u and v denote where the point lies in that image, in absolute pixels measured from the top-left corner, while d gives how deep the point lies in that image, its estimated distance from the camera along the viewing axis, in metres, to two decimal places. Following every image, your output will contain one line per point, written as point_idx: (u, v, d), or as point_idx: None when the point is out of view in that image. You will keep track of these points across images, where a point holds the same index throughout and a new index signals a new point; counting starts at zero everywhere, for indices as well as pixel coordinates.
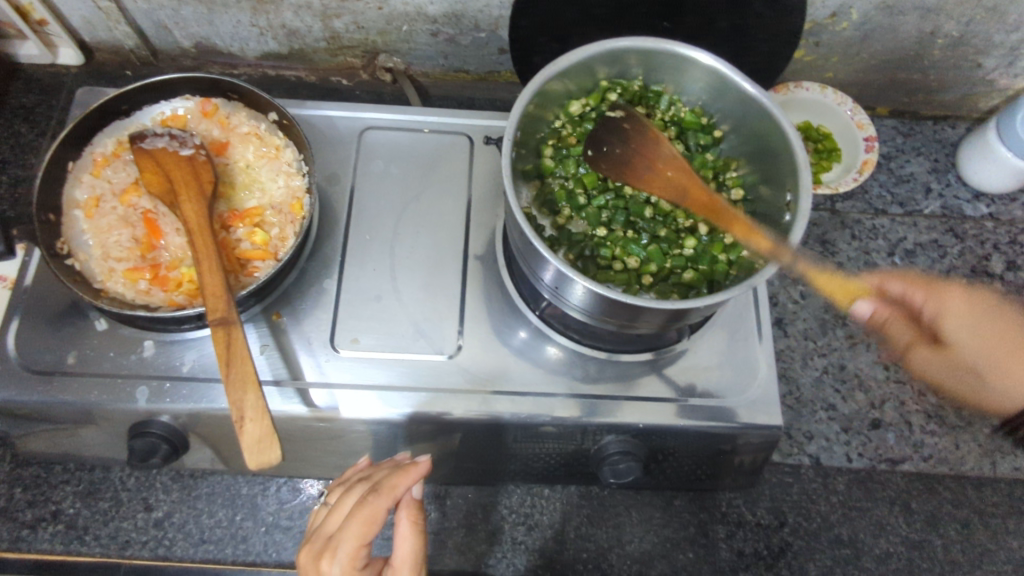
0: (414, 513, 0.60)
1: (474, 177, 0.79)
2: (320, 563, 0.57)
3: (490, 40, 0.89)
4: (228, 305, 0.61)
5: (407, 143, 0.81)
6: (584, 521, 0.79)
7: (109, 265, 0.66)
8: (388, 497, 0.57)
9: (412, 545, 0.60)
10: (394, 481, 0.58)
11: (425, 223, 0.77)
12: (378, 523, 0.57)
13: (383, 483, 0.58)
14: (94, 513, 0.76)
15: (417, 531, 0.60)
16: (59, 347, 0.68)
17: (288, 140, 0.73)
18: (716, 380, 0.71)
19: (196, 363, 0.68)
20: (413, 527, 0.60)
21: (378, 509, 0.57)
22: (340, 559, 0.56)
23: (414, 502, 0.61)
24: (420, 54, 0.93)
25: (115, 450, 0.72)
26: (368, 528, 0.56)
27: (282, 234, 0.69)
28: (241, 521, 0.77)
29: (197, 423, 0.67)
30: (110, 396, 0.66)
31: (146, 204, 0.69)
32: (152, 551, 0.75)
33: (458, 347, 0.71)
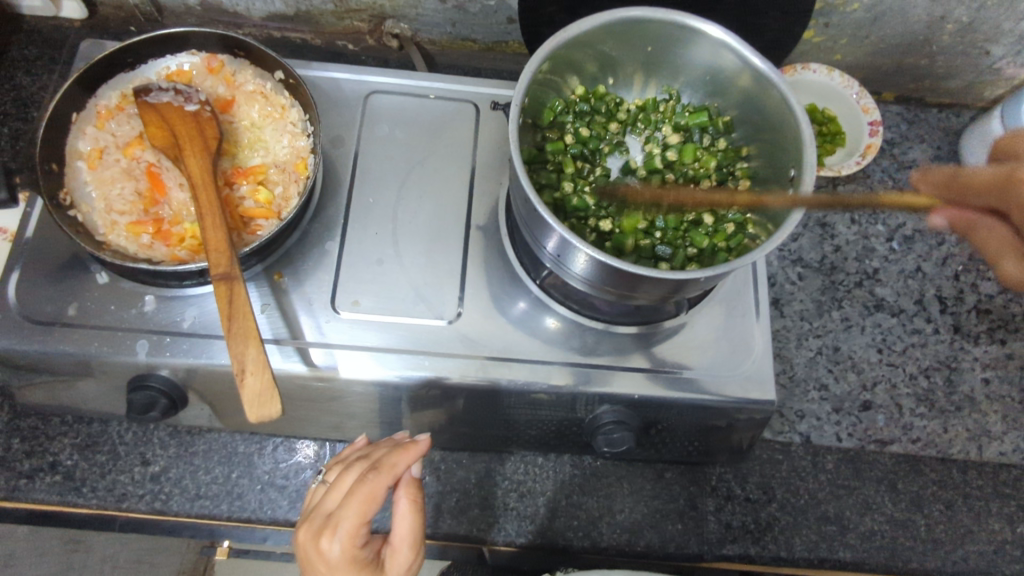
0: (414, 492, 0.61)
1: (479, 145, 0.79)
2: (321, 540, 0.57)
3: (499, 8, 0.89)
4: (230, 261, 0.61)
5: (413, 108, 0.80)
6: (576, 490, 0.80)
7: (111, 218, 0.65)
8: (388, 474, 0.58)
9: (411, 522, 0.60)
10: (394, 459, 0.59)
11: (429, 189, 0.77)
12: (378, 501, 0.57)
13: (383, 461, 0.59)
14: (91, 465, 0.76)
15: (417, 509, 0.60)
16: (60, 298, 0.68)
17: (294, 100, 0.72)
18: (712, 355, 0.72)
19: (197, 319, 0.68)
20: (413, 506, 0.60)
21: (377, 487, 0.57)
22: (340, 536, 0.56)
23: (413, 481, 0.61)
24: (428, 20, 0.92)
25: (113, 404, 0.73)
26: (369, 505, 0.57)
27: (285, 193, 0.69)
28: (238, 479, 0.77)
29: (196, 379, 0.68)
30: (110, 348, 0.66)
31: (150, 158, 0.69)
32: (148, 504, 0.76)
33: (458, 313, 0.71)
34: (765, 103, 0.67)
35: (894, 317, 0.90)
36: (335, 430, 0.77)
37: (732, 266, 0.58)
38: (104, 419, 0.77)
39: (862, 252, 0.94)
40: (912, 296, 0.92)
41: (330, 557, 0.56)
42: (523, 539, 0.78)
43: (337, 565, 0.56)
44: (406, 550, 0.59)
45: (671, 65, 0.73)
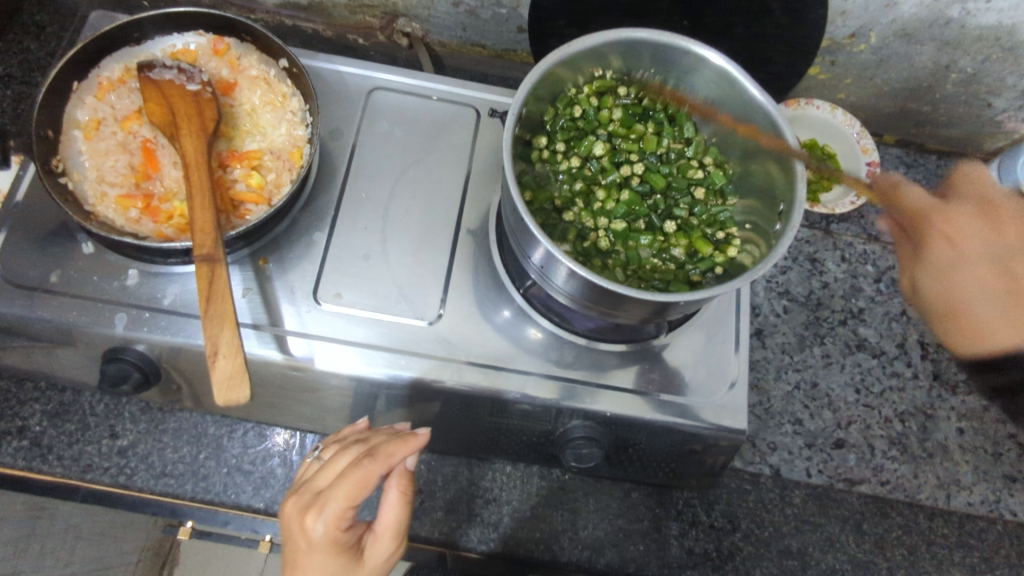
0: (405, 484, 0.60)
1: (476, 150, 0.80)
2: (306, 517, 0.57)
3: (510, 17, 0.89)
4: (214, 244, 0.61)
5: (414, 108, 0.81)
6: (542, 502, 0.80)
7: (102, 189, 0.66)
8: (383, 463, 0.57)
9: (396, 513, 0.60)
10: (391, 449, 0.58)
11: (422, 189, 0.77)
12: (370, 487, 0.57)
13: (380, 448, 0.58)
14: (60, 434, 0.76)
15: (404, 501, 0.60)
16: (43, 264, 0.68)
17: (296, 89, 0.73)
18: (688, 380, 0.72)
19: (177, 297, 0.68)
20: (401, 498, 0.60)
21: (371, 473, 0.57)
22: (326, 517, 0.56)
23: (406, 473, 0.61)
24: (439, 22, 0.93)
25: (88, 374, 0.73)
26: (359, 490, 0.56)
27: (278, 180, 0.70)
28: (204, 460, 0.77)
29: (171, 356, 0.68)
30: (89, 318, 0.66)
31: (147, 133, 0.69)
32: (113, 477, 0.75)
33: (439, 315, 0.72)
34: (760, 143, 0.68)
35: (874, 358, 0.91)
36: (308, 420, 0.77)
37: (713, 292, 0.58)
38: (78, 388, 0.78)
39: (849, 290, 0.94)
40: (895, 339, 0.92)
41: (312, 536, 0.56)
42: (485, 546, 0.78)
43: (319, 545, 0.56)
44: (393, 536, 0.59)
45: (672, 88, 0.74)
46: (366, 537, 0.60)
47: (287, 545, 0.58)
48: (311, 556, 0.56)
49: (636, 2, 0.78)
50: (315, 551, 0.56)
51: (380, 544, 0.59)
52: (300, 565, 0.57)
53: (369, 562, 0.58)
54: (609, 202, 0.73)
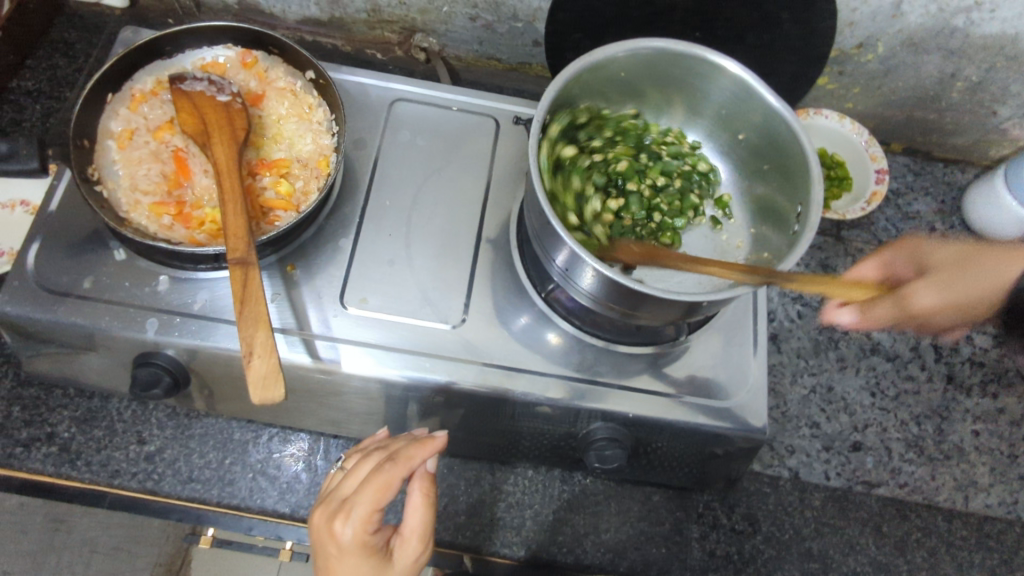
0: (427, 486, 0.61)
1: (496, 158, 0.81)
2: (333, 523, 0.56)
3: (527, 31, 0.92)
4: (247, 247, 0.62)
5: (434, 118, 0.83)
6: (563, 506, 0.81)
7: (135, 197, 0.67)
8: (405, 465, 0.58)
9: (423, 514, 0.60)
10: (412, 451, 0.59)
11: (444, 196, 0.79)
12: (393, 490, 0.57)
13: (401, 452, 0.59)
14: (88, 440, 0.77)
15: (428, 503, 0.60)
16: (77, 271, 0.69)
17: (322, 100, 0.75)
18: (709, 382, 0.73)
19: (207, 303, 0.69)
20: (425, 500, 0.60)
21: (393, 477, 0.57)
22: (353, 521, 0.56)
23: (428, 475, 0.61)
24: (456, 37, 0.95)
25: (116, 380, 0.74)
26: (384, 493, 0.56)
27: (305, 188, 0.71)
28: (230, 465, 0.78)
29: (200, 361, 0.69)
30: (121, 324, 0.67)
31: (179, 142, 0.71)
32: (140, 483, 0.76)
33: (463, 319, 0.73)
34: (785, 162, 0.69)
35: (889, 362, 0.92)
36: (330, 425, 0.78)
37: (735, 292, 0.59)
38: (107, 395, 0.79)
39: None
40: (908, 343, 0.93)
41: (342, 540, 0.56)
42: (509, 550, 0.78)
43: (350, 548, 0.56)
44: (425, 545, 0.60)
45: (693, 98, 0.76)
46: (393, 541, 0.60)
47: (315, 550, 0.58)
48: (343, 560, 0.56)
49: (651, 15, 0.81)
50: (345, 555, 0.56)
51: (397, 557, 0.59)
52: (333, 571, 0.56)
53: (398, 564, 0.58)
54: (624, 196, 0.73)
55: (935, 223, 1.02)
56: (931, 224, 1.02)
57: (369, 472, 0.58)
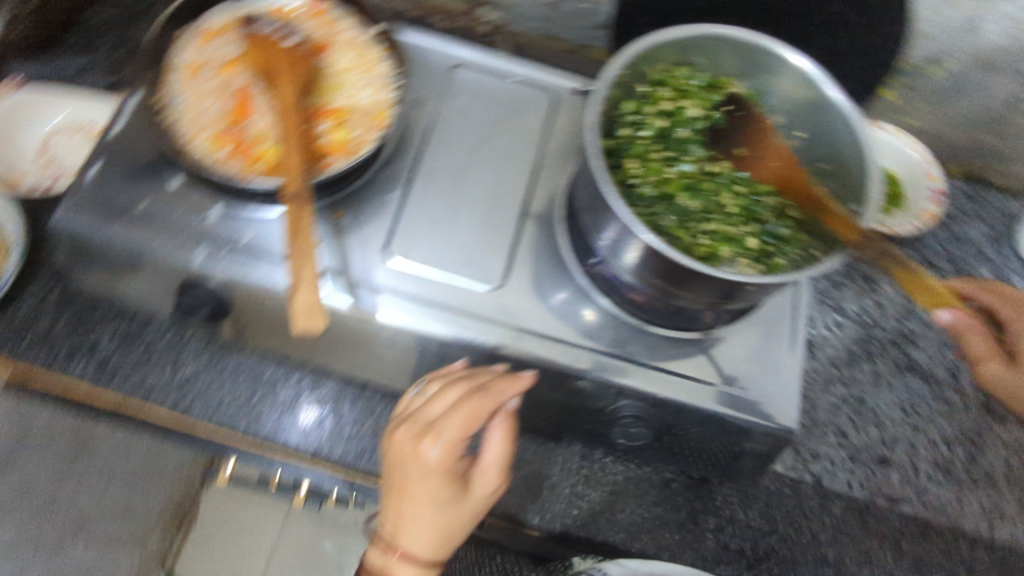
0: (507, 425, 0.65)
1: (551, 131, 0.81)
2: (422, 442, 0.63)
3: (592, 12, 0.92)
4: (301, 184, 0.63)
5: (493, 85, 0.83)
6: (580, 482, 0.80)
7: (197, 128, 0.69)
8: (492, 399, 0.64)
9: (501, 450, 0.65)
10: (500, 387, 0.65)
11: (496, 162, 0.79)
12: (479, 419, 0.63)
13: (491, 385, 0.65)
14: (126, 357, 0.79)
15: (507, 440, 0.65)
16: (134, 194, 0.71)
17: (386, 55, 0.75)
18: (742, 372, 0.72)
19: (255, 238, 0.71)
20: (504, 437, 0.65)
21: (481, 407, 0.63)
22: (440, 443, 0.63)
23: (510, 413, 0.66)
24: (521, 13, 0.96)
25: (159, 302, 0.76)
26: (471, 420, 0.63)
27: (362, 137, 0.72)
28: (258, 399, 0.79)
29: (241, 294, 0.70)
30: (171, 249, 0.69)
31: (244, 82, 0.72)
32: (170, 405, 0.78)
33: (502, 283, 0.73)
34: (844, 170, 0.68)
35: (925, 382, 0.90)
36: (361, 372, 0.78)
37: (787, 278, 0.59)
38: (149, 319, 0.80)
39: (903, 312, 0.94)
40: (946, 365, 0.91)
41: (428, 459, 0.63)
42: (522, 517, 0.78)
43: (434, 468, 0.63)
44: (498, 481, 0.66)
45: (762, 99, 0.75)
46: (472, 473, 0.66)
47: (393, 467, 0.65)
48: (425, 478, 0.63)
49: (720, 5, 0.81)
50: (428, 475, 0.63)
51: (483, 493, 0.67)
52: (414, 486, 0.63)
53: (476, 493, 0.65)
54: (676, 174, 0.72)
55: (985, 249, 1.00)
56: (981, 250, 1.00)
57: (457, 399, 0.65)
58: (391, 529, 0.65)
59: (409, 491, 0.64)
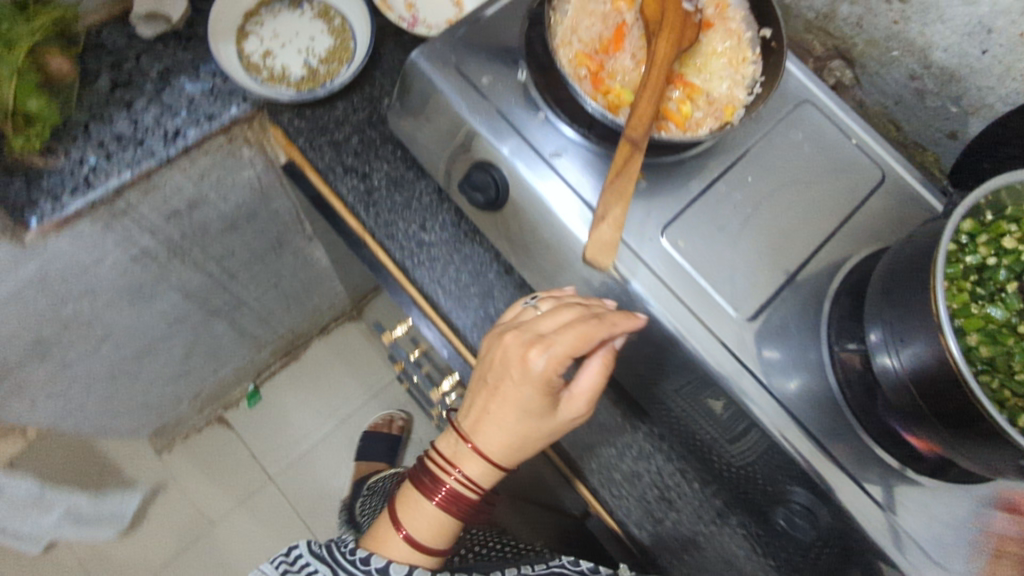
0: (609, 358, 0.65)
1: (870, 204, 0.77)
2: (529, 351, 0.63)
3: (954, 118, 0.87)
4: (644, 132, 0.65)
5: (833, 136, 0.80)
6: (706, 535, 0.81)
7: (570, 39, 0.72)
8: (608, 329, 0.62)
9: (596, 382, 0.65)
10: (615, 319, 0.63)
11: (803, 204, 0.75)
12: (590, 343, 0.62)
13: (608, 316, 0.63)
14: (387, 198, 0.83)
15: (603, 374, 0.65)
16: (482, 68, 0.76)
17: (758, 59, 0.74)
18: (929, 533, 0.66)
19: (558, 157, 0.73)
20: (601, 369, 0.65)
21: (594, 332, 0.62)
22: (548, 356, 0.62)
23: (613, 350, 0.65)
24: (879, 84, 0.93)
25: (443, 168, 0.79)
26: (581, 342, 0.62)
27: (701, 120, 0.72)
28: (472, 295, 0.81)
29: (522, 197, 0.72)
30: (488, 130, 0.73)
31: (628, 18, 0.74)
32: (401, 256, 0.81)
33: (753, 317, 0.71)
34: None
35: None
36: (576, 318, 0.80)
37: None
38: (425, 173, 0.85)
39: None
40: None
41: (531, 368, 0.63)
42: (639, 529, 0.81)
43: (533, 379, 0.63)
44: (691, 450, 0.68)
45: None
46: (562, 393, 0.66)
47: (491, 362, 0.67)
48: (521, 384, 0.64)
49: None
50: (526, 382, 0.64)
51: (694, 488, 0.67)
52: (511, 387, 0.65)
53: (560, 414, 0.66)
54: (1004, 318, 0.60)
55: None
56: None
57: (573, 320, 0.64)
58: (471, 423, 0.69)
59: (501, 390, 0.65)
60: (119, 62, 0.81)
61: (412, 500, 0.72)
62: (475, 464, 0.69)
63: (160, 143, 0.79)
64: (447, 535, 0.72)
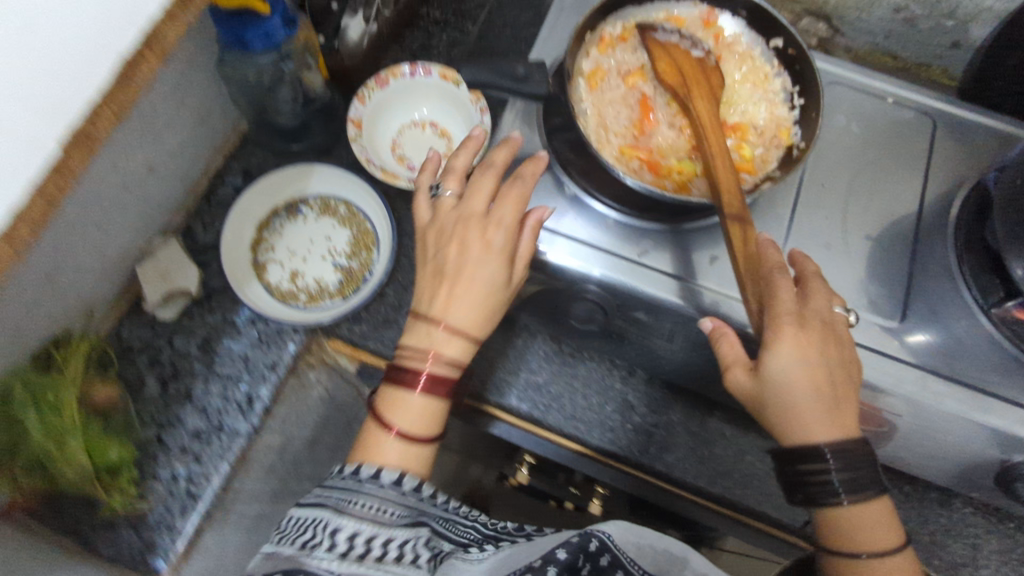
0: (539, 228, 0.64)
1: (935, 155, 0.78)
2: (486, 232, 0.63)
3: (953, 30, 0.87)
4: (740, 203, 0.61)
5: (871, 106, 0.80)
6: (940, 529, 0.80)
7: (607, 137, 0.68)
8: (531, 180, 0.64)
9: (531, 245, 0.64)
10: (531, 168, 0.64)
11: (880, 187, 0.76)
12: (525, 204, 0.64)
13: (524, 168, 0.64)
14: (484, 359, 0.80)
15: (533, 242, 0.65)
16: (528, 199, 0.71)
17: (781, 70, 0.72)
18: None
19: (650, 252, 0.68)
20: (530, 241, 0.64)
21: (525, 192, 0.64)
22: (505, 231, 0.63)
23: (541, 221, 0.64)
24: (863, 27, 0.92)
25: (530, 310, 0.77)
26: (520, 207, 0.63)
27: (765, 155, 0.70)
28: (611, 412, 0.80)
29: (636, 305, 0.68)
30: (568, 259, 0.68)
31: (647, 90, 0.71)
32: (527, 410, 0.79)
33: (901, 317, 0.69)
34: None
35: None
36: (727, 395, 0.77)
37: None
38: (506, 314, 0.81)
39: None
40: None
41: (494, 245, 0.62)
42: None
43: (494, 255, 0.62)
44: (819, 301, 0.58)
45: None
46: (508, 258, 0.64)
47: (438, 254, 0.64)
48: (484, 259, 0.62)
49: None
50: (487, 262, 0.62)
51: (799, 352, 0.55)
52: (471, 271, 0.62)
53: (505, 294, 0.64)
54: None
55: None
56: None
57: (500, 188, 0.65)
58: (439, 307, 0.63)
59: (462, 279, 0.63)
60: (156, 355, 0.75)
61: (372, 434, 0.59)
62: (454, 345, 0.62)
63: (239, 417, 0.74)
64: (427, 463, 0.61)
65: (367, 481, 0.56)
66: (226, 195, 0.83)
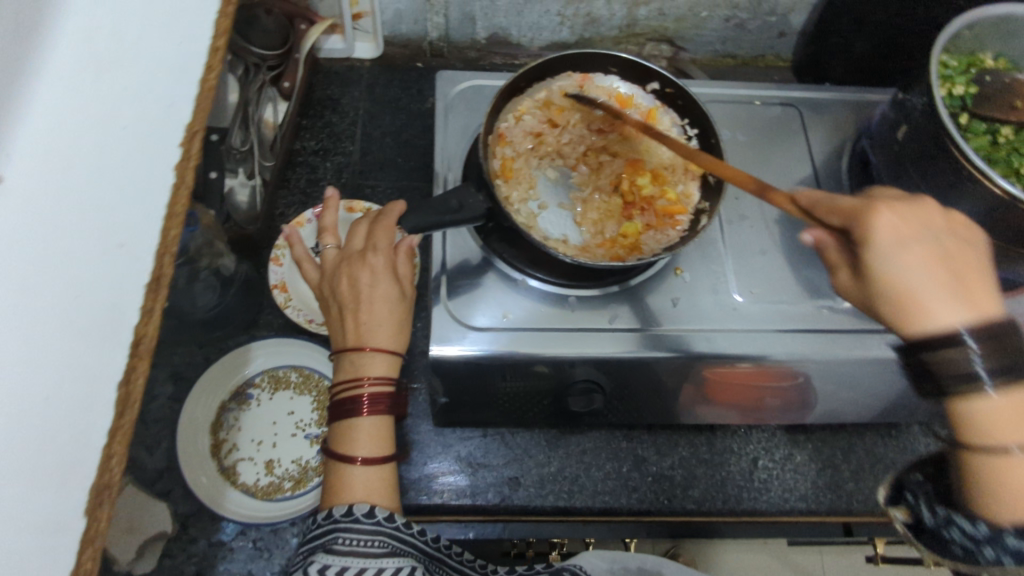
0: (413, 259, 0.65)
1: (811, 138, 0.85)
2: (365, 261, 0.61)
3: (777, 23, 0.96)
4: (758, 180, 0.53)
5: (743, 113, 0.86)
6: None
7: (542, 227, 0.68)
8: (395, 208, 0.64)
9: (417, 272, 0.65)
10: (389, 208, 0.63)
11: (780, 183, 0.82)
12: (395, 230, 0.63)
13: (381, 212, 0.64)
14: (493, 472, 0.79)
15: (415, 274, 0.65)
16: (483, 305, 0.69)
17: (665, 109, 0.77)
18: None
19: (618, 315, 0.68)
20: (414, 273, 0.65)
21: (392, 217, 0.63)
22: (385, 255, 0.62)
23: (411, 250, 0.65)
24: (702, 39, 1.00)
25: (523, 411, 0.76)
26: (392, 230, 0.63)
27: (687, 190, 0.71)
28: (629, 472, 0.80)
29: (621, 370, 0.68)
30: (544, 347, 0.66)
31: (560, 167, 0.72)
32: (553, 503, 0.78)
33: None
34: None
35: None
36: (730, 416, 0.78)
37: None
38: (496, 423, 0.80)
39: None
40: None
41: (376, 267, 0.61)
42: None
43: (381, 271, 0.61)
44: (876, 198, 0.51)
45: None
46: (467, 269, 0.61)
47: (335, 297, 0.61)
48: (379, 271, 0.61)
49: None
50: (378, 280, 0.60)
51: (914, 248, 0.46)
52: (365, 289, 0.60)
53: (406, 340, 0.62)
54: None
55: None
56: None
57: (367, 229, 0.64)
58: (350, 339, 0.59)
59: (363, 305, 0.60)
60: None
61: (335, 471, 0.55)
62: (378, 363, 0.58)
63: None
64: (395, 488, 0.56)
65: (342, 520, 0.51)
66: (159, 409, 0.77)
